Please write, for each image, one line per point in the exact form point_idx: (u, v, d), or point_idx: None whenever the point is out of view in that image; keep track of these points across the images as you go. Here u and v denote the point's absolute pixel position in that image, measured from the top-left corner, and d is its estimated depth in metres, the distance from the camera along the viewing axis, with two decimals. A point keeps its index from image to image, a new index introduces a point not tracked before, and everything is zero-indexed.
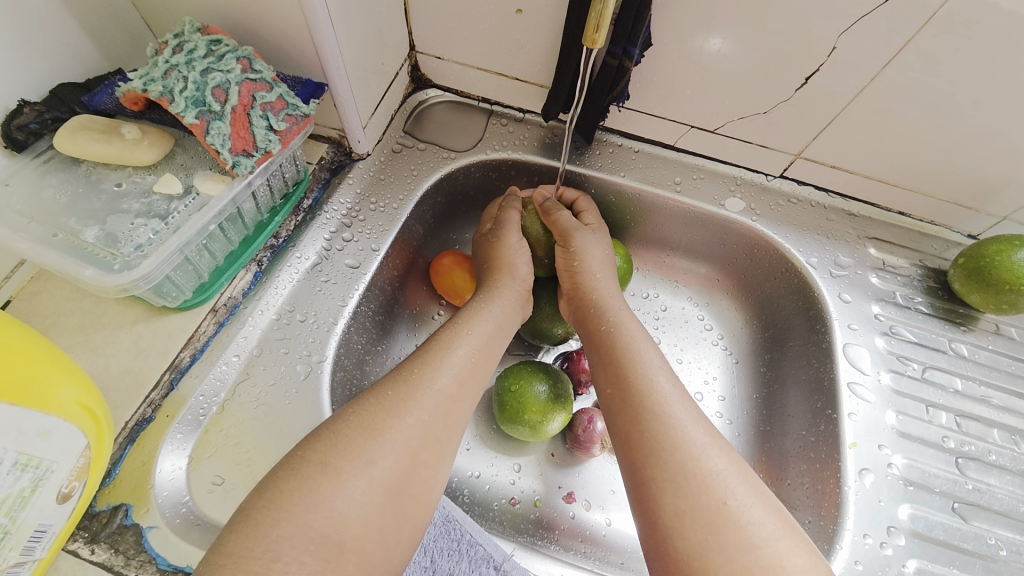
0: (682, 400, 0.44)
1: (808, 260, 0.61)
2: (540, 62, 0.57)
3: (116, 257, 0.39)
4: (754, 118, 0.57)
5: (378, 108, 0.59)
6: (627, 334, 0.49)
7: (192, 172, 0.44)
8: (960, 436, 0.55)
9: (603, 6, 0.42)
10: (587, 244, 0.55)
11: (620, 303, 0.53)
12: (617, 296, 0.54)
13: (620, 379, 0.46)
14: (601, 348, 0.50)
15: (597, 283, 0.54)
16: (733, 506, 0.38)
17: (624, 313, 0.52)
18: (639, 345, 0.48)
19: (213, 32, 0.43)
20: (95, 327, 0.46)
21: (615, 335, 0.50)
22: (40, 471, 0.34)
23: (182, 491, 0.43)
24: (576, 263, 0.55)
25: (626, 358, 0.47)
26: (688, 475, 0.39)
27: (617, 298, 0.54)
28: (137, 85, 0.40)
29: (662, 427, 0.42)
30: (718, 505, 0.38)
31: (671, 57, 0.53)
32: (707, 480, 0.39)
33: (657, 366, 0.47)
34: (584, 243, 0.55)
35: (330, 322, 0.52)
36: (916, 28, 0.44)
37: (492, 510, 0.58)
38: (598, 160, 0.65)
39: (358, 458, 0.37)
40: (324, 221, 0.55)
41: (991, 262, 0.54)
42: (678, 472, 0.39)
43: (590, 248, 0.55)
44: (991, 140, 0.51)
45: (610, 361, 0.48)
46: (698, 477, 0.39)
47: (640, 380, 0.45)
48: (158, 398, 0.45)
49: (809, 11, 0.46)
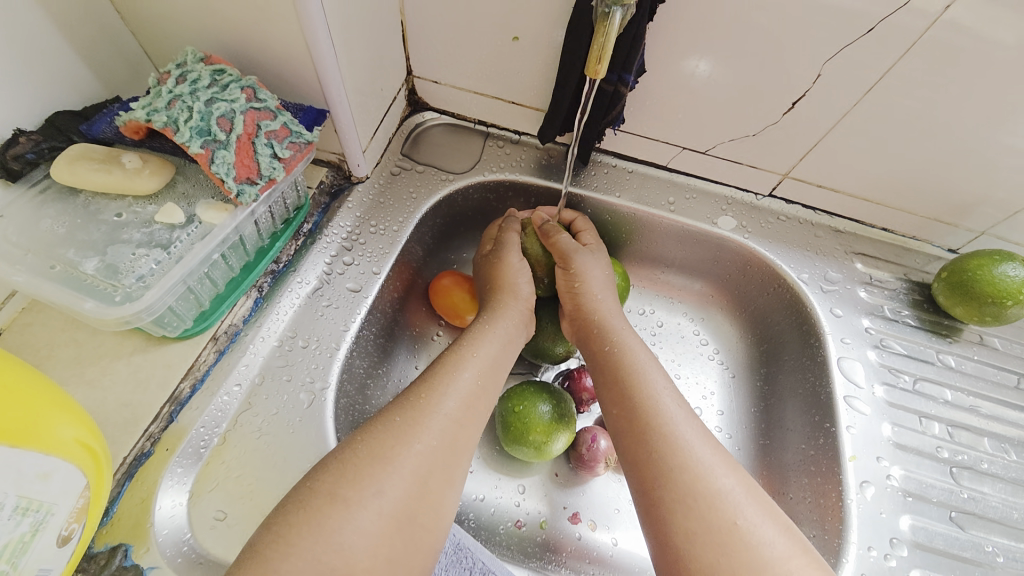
0: (687, 419, 0.45)
1: (800, 276, 0.63)
2: (536, 86, 0.59)
3: (117, 288, 0.38)
4: (743, 139, 0.59)
5: (376, 132, 0.59)
6: (631, 354, 0.50)
7: (195, 200, 0.43)
8: (953, 446, 0.56)
9: (605, 38, 0.43)
10: (587, 265, 0.56)
11: (621, 322, 0.54)
12: (618, 315, 0.55)
13: (625, 400, 0.47)
14: (605, 368, 0.50)
15: (599, 304, 0.54)
16: (743, 526, 0.38)
17: (628, 333, 0.53)
18: (642, 365, 0.49)
19: (216, 62, 0.43)
20: (91, 359, 0.45)
21: (619, 355, 0.50)
22: (40, 515, 0.33)
23: (184, 528, 0.41)
24: (578, 284, 0.55)
25: (631, 378, 0.48)
26: (697, 496, 0.39)
27: (618, 317, 0.54)
28: (141, 115, 0.39)
29: (670, 448, 0.42)
30: (729, 526, 0.38)
31: (664, 80, 0.55)
32: (716, 501, 0.39)
33: (661, 386, 0.47)
34: (584, 264, 0.56)
35: (332, 348, 0.51)
36: (897, 57, 0.47)
37: (499, 534, 0.58)
38: (594, 180, 0.66)
39: (367, 488, 0.37)
40: (324, 245, 0.55)
41: (973, 277, 0.56)
42: (687, 493, 0.40)
43: (589, 269, 0.56)
44: (966, 160, 0.53)
45: (615, 381, 0.49)
46: (707, 497, 0.39)
47: (646, 400, 0.46)
48: (157, 432, 0.43)
49: (795, 40, 0.48)
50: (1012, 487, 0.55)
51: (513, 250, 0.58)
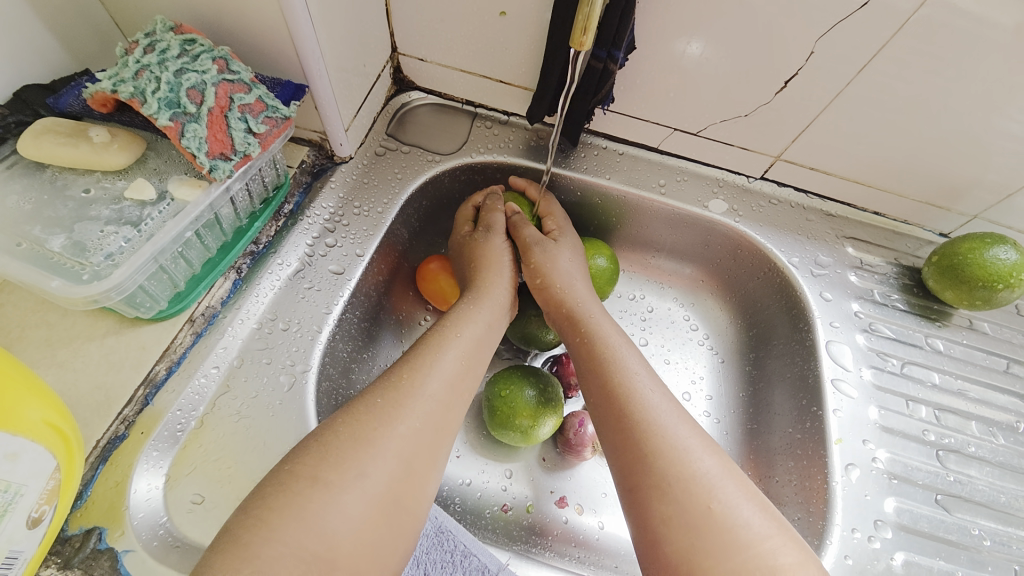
0: (665, 404, 0.44)
1: (790, 260, 0.62)
2: (523, 64, 0.57)
3: (85, 266, 0.37)
4: (735, 121, 0.58)
5: (360, 110, 0.58)
6: (608, 339, 0.49)
7: (167, 177, 0.42)
8: (940, 429, 0.56)
9: (590, 9, 0.42)
10: (551, 254, 0.56)
11: (597, 309, 0.53)
12: (594, 303, 0.54)
13: (602, 385, 0.46)
14: (584, 355, 0.49)
15: (573, 283, 0.54)
16: (718, 509, 0.37)
17: (601, 317, 0.52)
18: (618, 350, 0.48)
19: (187, 31, 0.42)
20: (62, 341, 0.44)
21: (592, 341, 0.49)
22: (8, 496, 0.32)
23: (160, 511, 0.41)
24: (541, 268, 0.55)
25: (608, 362, 0.47)
26: (672, 480, 0.39)
27: (592, 304, 0.53)
28: (107, 86, 0.38)
29: (646, 432, 0.42)
30: (704, 509, 0.37)
31: (655, 60, 0.54)
32: (693, 483, 0.38)
33: (637, 371, 0.46)
34: (549, 253, 0.56)
35: (314, 330, 0.50)
36: (890, 35, 0.45)
37: (484, 518, 0.57)
38: (583, 162, 0.65)
39: (350, 471, 0.36)
40: (306, 226, 0.54)
41: (964, 260, 0.56)
42: (662, 478, 0.39)
43: (556, 257, 0.56)
44: (959, 142, 0.52)
45: (592, 367, 0.48)
46: (682, 481, 0.39)
47: (620, 385, 0.45)
48: (131, 415, 0.43)
49: (787, 16, 0.46)
50: (999, 471, 0.55)
51: (498, 227, 0.58)
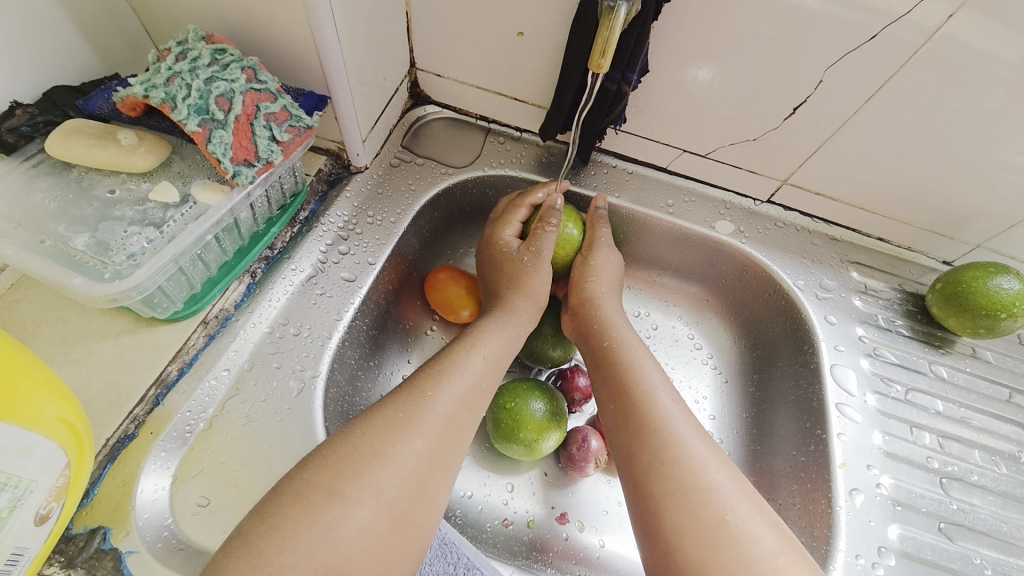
0: (682, 416, 0.44)
1: (796, 283, 0.63)
2: (538, 83, 0.58)
3: (107, 266, 0.38)
4: (744, 144, 0.59)
5: (377, 123, 0.59)
6: (629, 350, 0.50)
7: (190, 180, 0.43)
8: (944, 456, 0.56)
9: (609, 32, 0.43)
10: (602, 262, 0.57)
11: (624, 320, 0.54)
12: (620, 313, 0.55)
13: (620, 393, 0.46)
14: (604, 367, 0.50)
15: (604, 302, 0.55)
16: (731, 522, 0.37)
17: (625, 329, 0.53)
18: (639, 359, 0.49)
19: (218, 41, 0.43)
20: (77, 338, 0.44)
21: (609, 356, 0.50)
22: (19, 491, 0.32)
23: (165, 513, 0.41)
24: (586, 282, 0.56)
25: (627, 374, 0.48)
26: (687, 490, 0.39)
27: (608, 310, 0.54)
28: (138, 91, 0.39)
29: (663, 442, 0.42)
30: (718, 521, 0.37)
31: (667, 83, 0.55)
32: (706, 495, 0.39)
33: (657, 383, 0.47)
34: (602, 261, 0.57)
35: (324, 337, 0.51)
36: (896, 67, 0.47)
37: (485, 532, 0.57)
38: (592, 180, 0.66)
39: (365, 487, 0.36)
40: (320, 233, 0.55)
41: (968, 288, 0.57)
42: (676, 488, 0.39)
43: (607, 263, 0.58)
44: (962, 174, 0.54)
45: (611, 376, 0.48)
46: (696, 492, 0.39)
47: (639, 395, 0.45)
48: (141, 414, 0.43)
49: (796, 45, 0.48)
50: (1001, 500, 0.55)
51: (547, 255, 0.55)
